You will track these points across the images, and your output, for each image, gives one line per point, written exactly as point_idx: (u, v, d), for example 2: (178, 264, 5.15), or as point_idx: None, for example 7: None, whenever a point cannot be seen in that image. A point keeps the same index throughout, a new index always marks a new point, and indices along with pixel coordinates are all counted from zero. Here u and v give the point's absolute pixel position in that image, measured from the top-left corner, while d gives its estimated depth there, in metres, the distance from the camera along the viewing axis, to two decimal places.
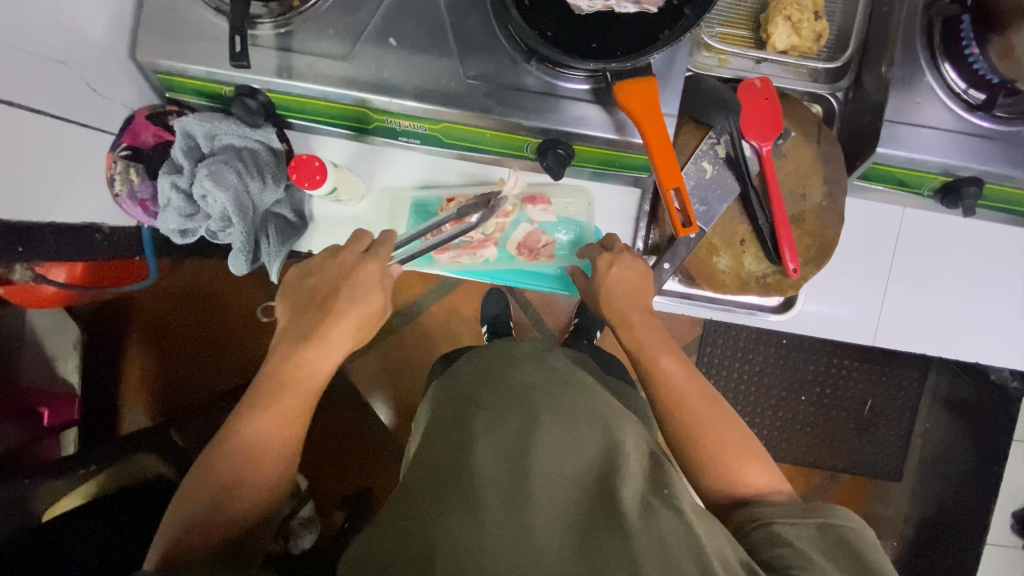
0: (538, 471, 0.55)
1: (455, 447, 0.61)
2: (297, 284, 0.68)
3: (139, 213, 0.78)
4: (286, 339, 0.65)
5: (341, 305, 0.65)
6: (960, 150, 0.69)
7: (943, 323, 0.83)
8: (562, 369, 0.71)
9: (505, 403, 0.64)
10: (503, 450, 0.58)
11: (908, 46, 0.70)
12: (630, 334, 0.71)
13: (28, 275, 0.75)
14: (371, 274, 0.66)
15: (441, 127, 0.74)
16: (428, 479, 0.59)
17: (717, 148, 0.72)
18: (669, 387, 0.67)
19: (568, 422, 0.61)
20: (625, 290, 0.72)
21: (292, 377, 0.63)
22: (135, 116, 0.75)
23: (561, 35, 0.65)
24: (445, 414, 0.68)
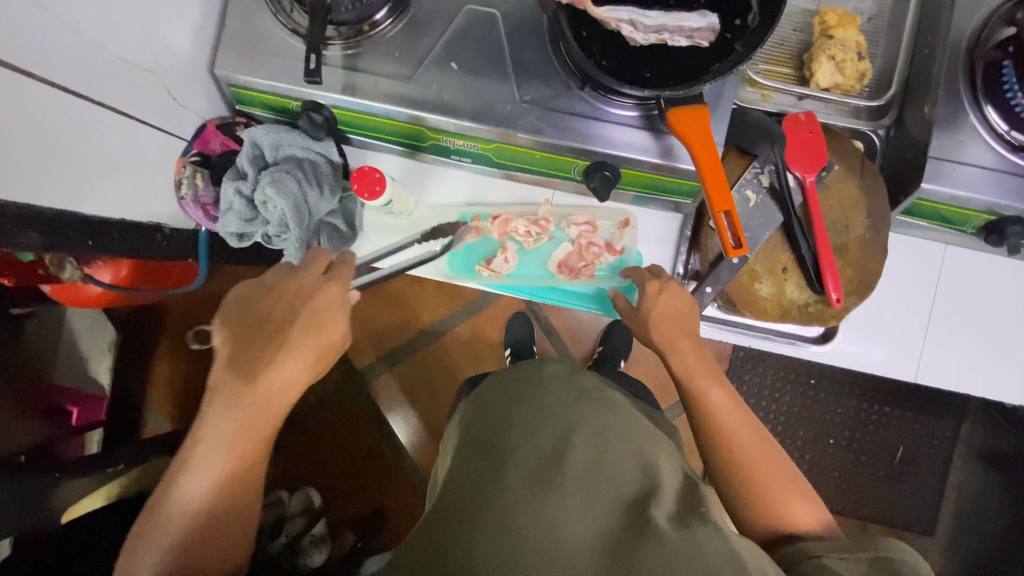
0: (572, 485, 0.55)
1: (487, 462, 0.60)
2: (246, 310, 0.63)
3: (200, 217, 0.82)
4: (230, 386, 0.59)
5: (298, 339, 0.62)
6: (1005, 189, 0.71)
7: (984, 363, 0.82)
8: (590, 390, 0.70)
9: (537, 419, 0.63)
10: (536, 463, 0.58)
11: (952, 87, 0.72)
12: (680, 360, 0.71)
13: (77, 273, 0.81)
14: (331, 299, 0.65)
15: (493, 146, 0.77)
16: (461, 491, 0.59)
17: (761, 178, 0.74)
18: (716, 418, 0.67)
19: (602, 439, 0.60)
20: (669, 315, 0.73)
21: (230, 422, 0.59)
22: (207, 125, 0.80)
23: (615, 64, 0.68)
24: (474, 428, 0.68)
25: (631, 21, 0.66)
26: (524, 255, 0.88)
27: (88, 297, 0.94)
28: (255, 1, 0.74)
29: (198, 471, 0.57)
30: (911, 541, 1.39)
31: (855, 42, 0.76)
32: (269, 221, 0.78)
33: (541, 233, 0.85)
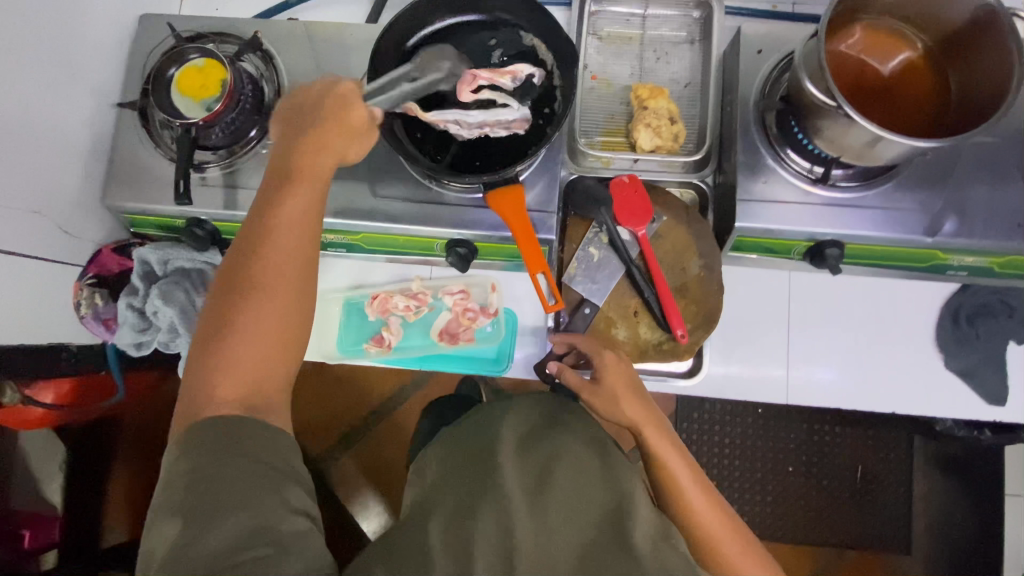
0: (552, 501, 0.61)
1: (481, 463, 0.66)
2: (291, 108, 0.65)
3: (104, 330, 0.91)
4: (284, 177, 0.61)
5: (329, 127, 0.62)
6: (812, 219, 0.79)
7: (853, 376, 0.88)
8: (567, 413, 0.77)
9: (531, 442, 0.70)
10: (527, 475, 0.65)
11: (748, 137, 0.82)
12: (638, 418, 0.73)
13: (16, 396, 0.87)
14: (348, 92, 0.64)
15: (362, 236, 0.85)
16: (451, 499, 0.64)
17: (601, 235, 0.84)
18: (675, 484, 0.70)
19: (588, 468, 0.66)
20: (628, 393, 0.74)
21: (261, 290, 0.59)
22: (102, 250, 0.89)
23: (448, 157, 0.78)
24: (462, 445, 0.73)
25: (456, 121, 0.75)
26: (409, 329, 0.93)
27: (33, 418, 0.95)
28: (138, 140, 0.85)
29: (246, 325, 0.58)
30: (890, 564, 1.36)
31: (666, 109, 0.87)
32: (159, 328, 0.87)
33: (420, 306, 0.91)
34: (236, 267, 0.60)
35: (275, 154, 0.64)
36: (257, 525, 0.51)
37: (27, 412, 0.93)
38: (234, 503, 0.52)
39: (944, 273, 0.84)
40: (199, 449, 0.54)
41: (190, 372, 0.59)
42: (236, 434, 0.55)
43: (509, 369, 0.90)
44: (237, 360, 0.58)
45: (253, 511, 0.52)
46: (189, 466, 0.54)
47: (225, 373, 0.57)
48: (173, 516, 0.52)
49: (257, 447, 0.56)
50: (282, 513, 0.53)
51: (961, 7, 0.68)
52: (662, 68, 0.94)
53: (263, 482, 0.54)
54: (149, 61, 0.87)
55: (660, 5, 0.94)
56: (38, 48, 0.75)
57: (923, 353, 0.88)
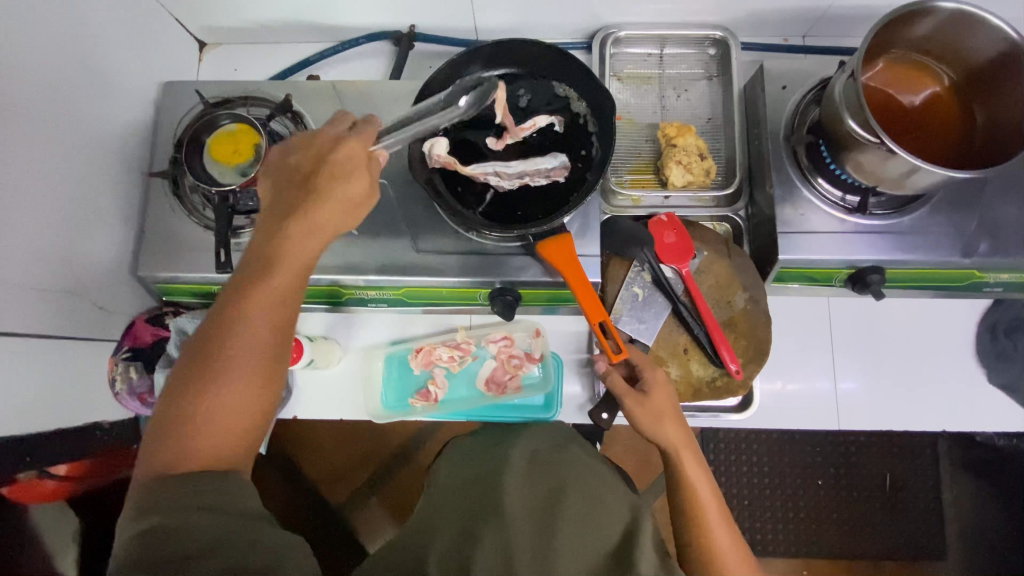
0: (562, 530, 0.62)
1: (483, 494, 0.66)
2: (280, 160, 0.62)
3: (138, 405, 0.88)
4: (276, 228, 0.59)
5: (320, 187, 0.59)
6: (853, 247, 0.80)
7: (898, 397, 0.89)
8: (579, 445, 0.77)
9: (535, 472, 0.71)
10: (531, 505, 0.66)
11: (781, 170, 0.84)
12: (675, 425, 0.71)
13: (34, 473, 0.81)
14: (350, 151, 0.59)
15: (404, 291, 0.84)
16: (456, 521, 0.64)
17: (643, 273, 0.83)
18: (694, 498, 0.68)
19: (595, 497, 0.67)
20: (667, 414, 0.71)
21: (241, 347, 0.56)
22: (136, 321, 0.87)
23: (491, 209, 0.78)
24: (465, 467, 0.74)
25: (495, 172, 0.76)
26: (454, 379, 0.92)
27: (46, 491, 0.89)
28: (168, 208, 0.83)
29: (217, 382, 0.55)
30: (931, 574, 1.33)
31: (695, 146, 0.89)
32: None
33: (463, 355, 0.91)
34: (219, 319, 0.57)
35: (267, 212, 0.60)
36: (229, 568, 0.48)
37: (39, 485, 0.86)
38: (207, 543, 0.50)
39: (980, 290, 0.85)
40: (166, 492, 0.52)
41: (159, 423, 0.56)
42: (196, 485, 0.53)
43: (560, 413, 0.89)
44: (207, 420, 0.55)
45: (226, 552, 0.50)
46: (154, 513, 0.51)
47: (196, 431, 0.54)
48: (137, 558, 0.49)
49: (225, 498, 0.53)
50: (256, 547, 0.50)
51: (987, 39, 0.70)
52: (684, 104, 0.96)
53: (236, 524, 0.52)
54: (177, 128, 0.87)
55: (677, 44, 0.97)
56: (66, 126, 0.74)
57: (963, 369, 0.89)
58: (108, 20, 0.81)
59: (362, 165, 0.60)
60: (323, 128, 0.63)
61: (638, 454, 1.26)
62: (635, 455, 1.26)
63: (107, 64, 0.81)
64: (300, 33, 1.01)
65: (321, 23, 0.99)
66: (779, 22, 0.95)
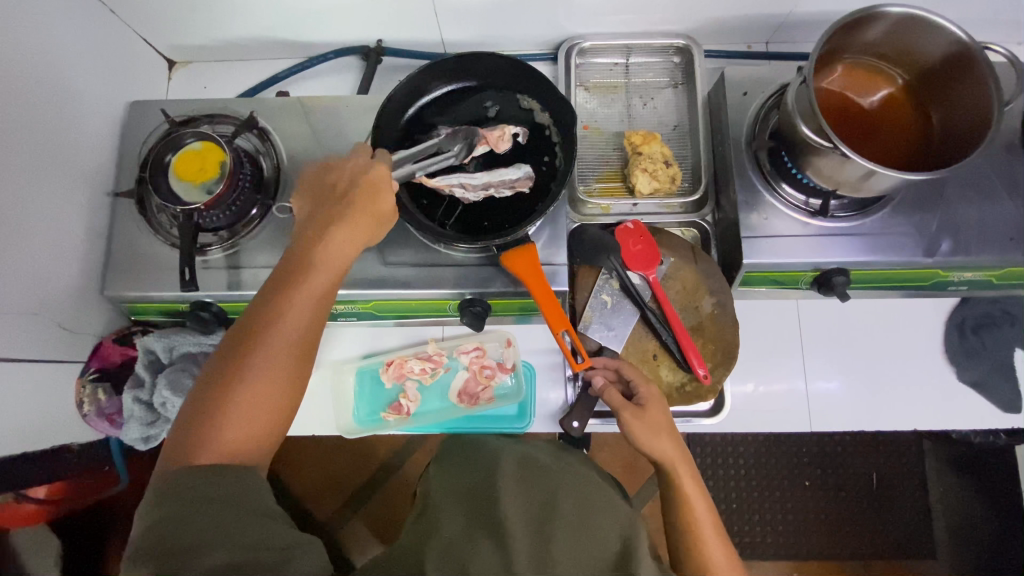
0: (558, 537, 0.58)
1: (479, 511, 0.62)
2: (319, 179, 0.68)
3: (107, 426, 0.88)
4: (312, 235, 0.62)
5: (355, 203, 0.64)
6: (818, 250, 0.81)
7: (871, 399, 0.89)
8: (571, 459, 0.75)
9: (527, 476, 0.68)
10: (526, 516, 0.61)
11: (745, 175, 0.84)
12: (669, 439, 0.70)
13: (11, 496, 0.82)
14: (381, 174, 0.65)
15: (373, 304, 0.84)
16: (459, 530, 0.60)
17: (611, 281, 0.84)
18: (689, 510, 0.67)
19: (585, 507, 0.63)
20: (664, 429, 0.70)
21: (269, 348, 0.57)
22: (104, 341, 0.87)
23: (456, 221, 0.78)
24: (458, 477, 0.71)
25: (461, 184, 0.77)
26: (426, 392, 0.92)
27: (30, 515, 0.92)
28: (135, 227, 0.83)
29: (251, 381, 0.56)
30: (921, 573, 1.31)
31: (660, 153, 0.89)
32: (168, 420, 0.85)
33: (435, 367, 0.90)
34: (252, 319, 0.58)
35: (305, 223, 0.64)
36: (243, 561, 0.46)
37: (22, 509, 0.89)
38: (208, 538, 0.47)
39: (946, 288, 0.86)
40: (185, 485, 0.51)
41: (188, 417, 0.55)
42: (219, 477, 0.52)
43: (534, 422, 0.90)
44: (233, 418, 0.55)
45: (235, 544, 0.47)
46: (164, 505, 0.50)
47: (222, 427, 0.54)
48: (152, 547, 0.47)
49: (237, 496, 0.51)
50: (265, 545, 0.48)
51: (936, 41, 0.71)
52: (650, 113, 0.97)
53: (250, 525, 0.49)
54: (144, 147, 0.87)
55: (642, 53, 0.98)
56: (31, 149, 0.74)
57: (934, 367, 0.89)
58: (72, 42, 0.81)
59: (386, 184, 0.65)
60: (346, 157, 0.69)
61: (621, 461, 1.25)
62: (619, 461, 1.26)
63: (74, 85, 0.82)
64: (270, 50, 1.02)
65: (289, 40, 1.00)
66: (742, 30, 0.97)
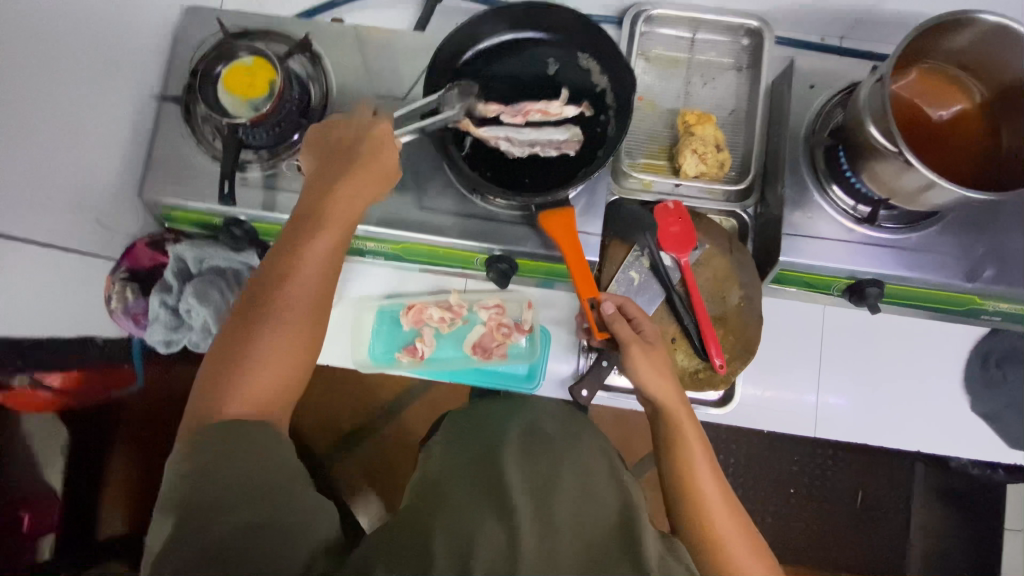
0: (563, 500, 0.55)
1: (485, 472, 0.58)
2: (320, 138, 0.69)
3: (132, 326, 0.90)
4: (313, 195, 0.64)
5: (358, 163, 0.66)
6: (854, 257, 0.79)
7: (880, 416, 0.89)
8: (580, 431, 0.70)
9: (530, 444, 0.64)
10: (531, 481, 0.57)
11: (796, 172, 0.82)
12: (666, 390, 0.70)
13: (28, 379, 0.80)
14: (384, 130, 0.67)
15: (402, 246, 0.84)
16: (462, 486, 0.57)
17: (641, 259, 0.82)
18: (690, 459, 0.69)
19: (589, 479, 0.59)
20: (667, 369, 0.71)
21: (286, 306, 0.60)
22: (136, 243, 0.88)
23: (497, 173, 0.77)
24: (460, 444, 0.66)
25: (507, 138, 0.75)
26: (441, 341, 0.93)
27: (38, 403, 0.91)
28: (177, 132, 0.83)
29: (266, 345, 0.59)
30: None
31: (713, 136, 0.87)
32: (192, 327, 0.87)
33: (454, 318, 0.92)
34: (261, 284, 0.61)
35: (310, 183, 0.66)
36: (260, 517, 0.49)
37: (37, 398, 0.88)
38: (226, 488, 0.50)
39: (978, 317, 0.85)
40: (203, 445, 0.54)
41: (205, 383, 0.59)
42: (236, 437, 0.55)
43: (541, 386, 0.91)
44: (249, 381, 0.58)
45: (256, 502, 0.50)
46: (185, 462, 0.53)
47: (240, 390, 0.57)
48: (173, 505, 0.50)
49: (258, 448, 0.54)
50: (288, 502, 0.51)
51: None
52: (707, 94, 0.94)
53: (271, 477, 0.53)
54: (194, 54, 0.86)
55: (710, 30, 0.94)
56: (83, 36, 0.73)
57: (948, 394, 0.89)
58: None
59: (387, 141, 0.67)
60: (351, 116, 0.70)
61: (616, 440, 1.27)
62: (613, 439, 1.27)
63: None
64: None
65: None
66: (818, 20, 0.93)
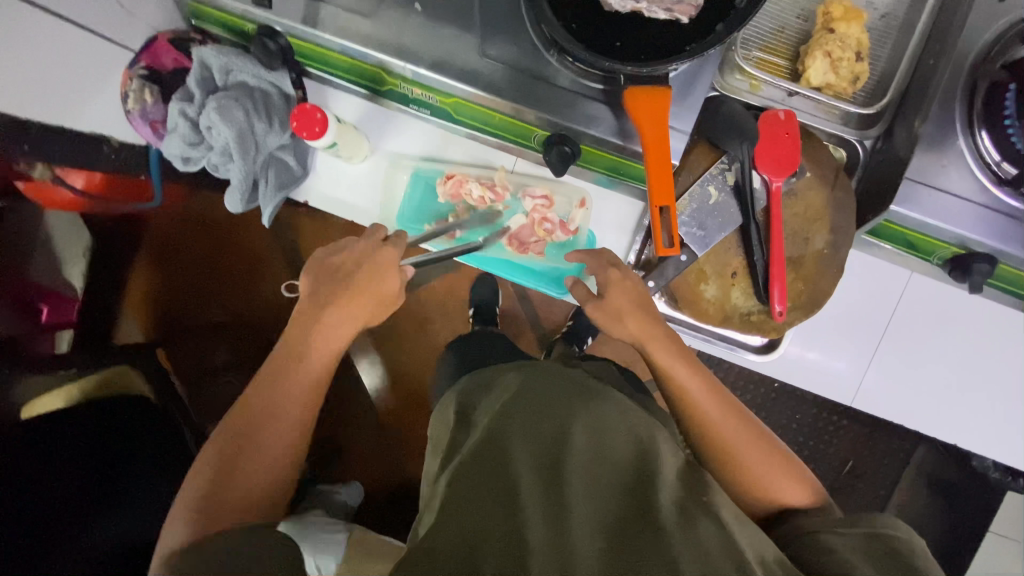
0: (576, 474, 0.49)
1: (483, 452, 0.52)
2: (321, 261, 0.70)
3: (148, 133, 0.79)
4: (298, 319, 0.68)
5: (372, 267, 0.69)
6: (980, 224, 0.66)
7: (928, 401, 0.82)
8: (587, 381, 0.62)
9: (529, 404, 0.56)
10: (536, 456, 0.50)
11: (946, 105, 0.66)
12: (639, 329, 0.66)
13: (47, 173, 0.78)
14: (388, 258, 0.70)
15: (454, 102, 0.73)
16: (457, 473, 0.51)
17: (727, 175, 0.70)
18: (686, 392, 0.63)
19: (597, 429, 0.53)
20: (635, 306, 0.67)
21: (327, 327, 0.67)
22: (158, 37, 0.74)
23: (587, 29, 0.63)
24: (469, 420, 0.59)
25: None
26: (477, 223, 0.85)
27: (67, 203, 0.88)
28: None
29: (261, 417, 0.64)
30: None
31: (856, 40, 0.70)
32: (212, 148, 0.76)
33: (495, 200, 0.83)
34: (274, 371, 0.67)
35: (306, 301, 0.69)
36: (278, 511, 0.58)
37: (61, 199, 0.86)
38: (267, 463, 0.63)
39: None
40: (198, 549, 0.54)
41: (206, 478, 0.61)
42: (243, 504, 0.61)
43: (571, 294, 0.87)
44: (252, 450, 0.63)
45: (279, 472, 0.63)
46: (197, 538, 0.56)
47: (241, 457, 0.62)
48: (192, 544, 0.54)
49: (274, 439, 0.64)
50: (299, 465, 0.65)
51: None
52: None
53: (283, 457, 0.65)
54: None
55: None
56: None
57: (1010, 395, 0.80)
58: None
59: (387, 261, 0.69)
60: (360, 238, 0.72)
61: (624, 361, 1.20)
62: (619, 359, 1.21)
63: None
64: None
65: None
66: None
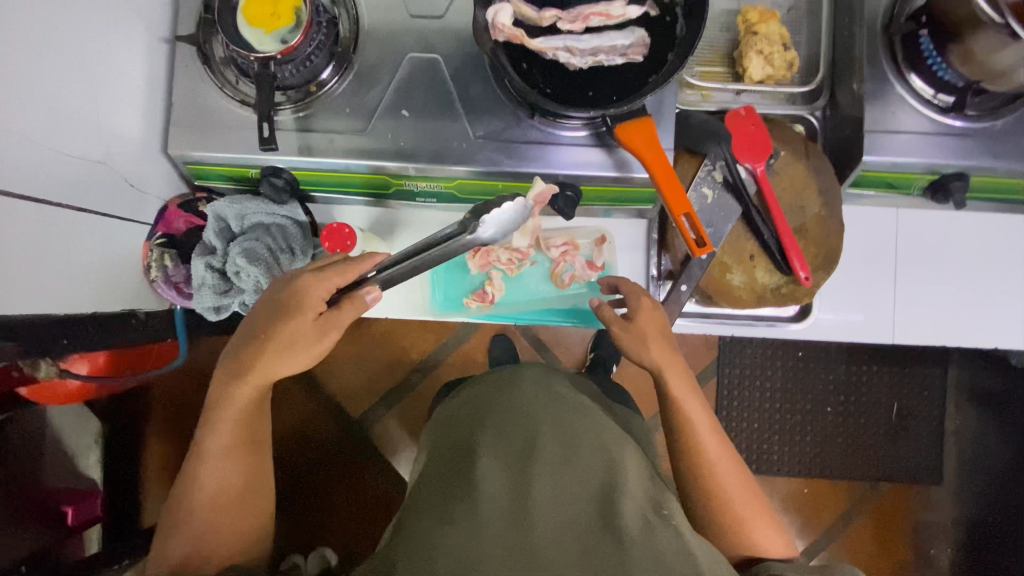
0: (542, 479, 0.55)
1: (458, 465, 0.58)
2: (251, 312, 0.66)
3: (172, 295, 0.85)
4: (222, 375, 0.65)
5: (286, 298, 0.64)
6: (938, 149, 0.74)
7: (954, 318, 0.87)
8: (565, 394, 0.69)
9: (507, 423, 0.63)
10: (509, 465, 0.57)
11: (875, 63, 0.76)
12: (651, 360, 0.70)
13: (53, 369, 0.76)
14: (313, 294, 0.64)
15: (456, 183, 0.79)
16: (435, 486, 0.58)
17: (715, 173, 0.76)
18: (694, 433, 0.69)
19: (567, 443, 0.59)
20: (656, 334, 0.71)
21: (252, 371, 0.64)
22: (168, 205, 0.81)
23: (559, 90, 0.71)
24: (447, 433, 0.67)
25: (566, 49, 0.70)
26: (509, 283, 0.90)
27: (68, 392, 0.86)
28: (196, 76, 0.73)
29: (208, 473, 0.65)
30: (922, 495, 1.31)
31: (778, 34, 0.81)
32: (242, 290, 0.80)
33: (523, 259, 0.88)
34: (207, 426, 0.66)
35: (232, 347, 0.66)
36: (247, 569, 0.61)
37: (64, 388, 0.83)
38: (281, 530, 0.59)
39: None
40: None
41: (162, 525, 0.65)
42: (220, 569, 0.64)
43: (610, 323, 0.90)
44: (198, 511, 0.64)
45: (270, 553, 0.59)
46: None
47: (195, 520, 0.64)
48: None
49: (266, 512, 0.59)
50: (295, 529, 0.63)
51: None
52: None
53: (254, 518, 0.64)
54: None
55: None
56: None
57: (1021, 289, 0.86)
58: None
59: (312, 302, 0.63)
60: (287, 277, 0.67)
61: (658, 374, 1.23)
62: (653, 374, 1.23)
63: None
64: None
65: None
66: None
